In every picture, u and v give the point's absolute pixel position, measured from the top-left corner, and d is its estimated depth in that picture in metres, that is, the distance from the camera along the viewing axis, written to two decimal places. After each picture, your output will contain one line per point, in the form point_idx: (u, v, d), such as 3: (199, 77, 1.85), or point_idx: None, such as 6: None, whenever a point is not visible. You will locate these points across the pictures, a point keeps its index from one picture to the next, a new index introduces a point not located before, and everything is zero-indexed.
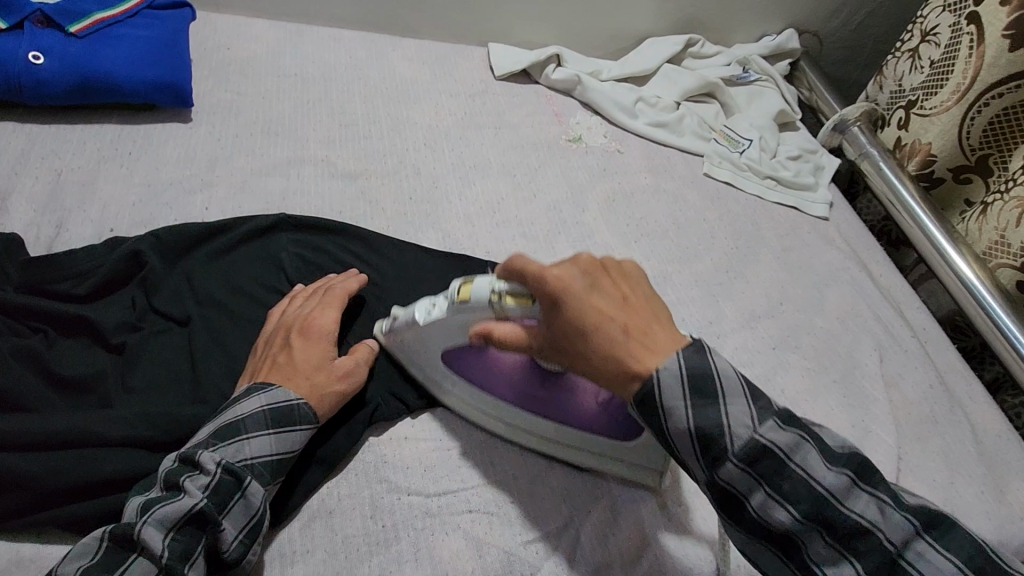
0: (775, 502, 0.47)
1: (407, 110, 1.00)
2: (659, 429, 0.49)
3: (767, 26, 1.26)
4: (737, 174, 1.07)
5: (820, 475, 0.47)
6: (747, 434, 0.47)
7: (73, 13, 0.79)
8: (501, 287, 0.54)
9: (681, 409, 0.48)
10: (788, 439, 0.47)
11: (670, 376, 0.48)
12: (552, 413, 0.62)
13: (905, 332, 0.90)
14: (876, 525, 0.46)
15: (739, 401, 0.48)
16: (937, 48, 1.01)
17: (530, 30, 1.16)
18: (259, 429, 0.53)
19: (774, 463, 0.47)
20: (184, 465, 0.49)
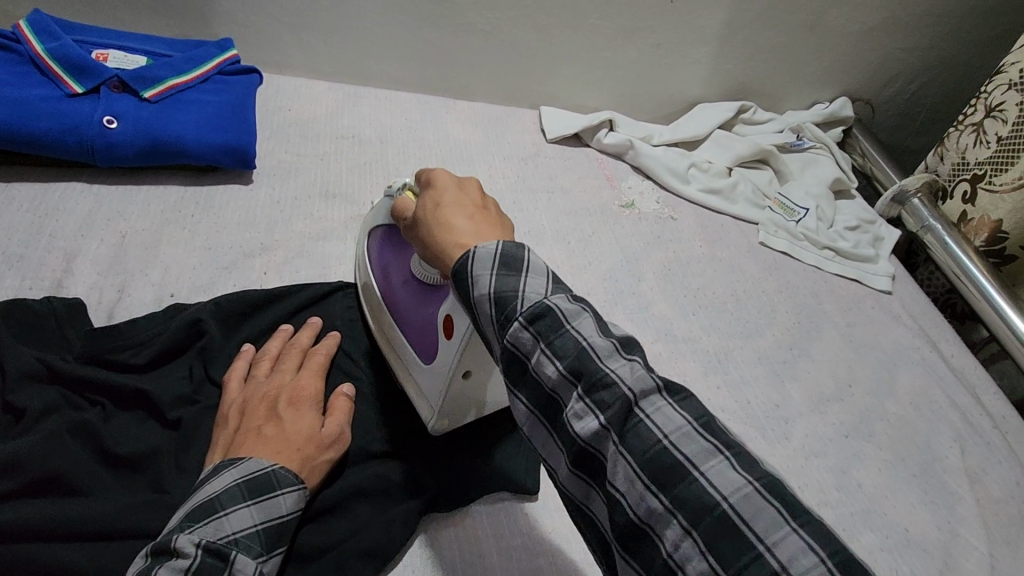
0: (546, 356, 0.39)
1: (459, 173, 1.00)
2: (467, 300, 0.43)
3: (819, 93, 1.25)
4: (794, 244, 1.04)
5: (670, 423, 0.36)
6: (537, 296, 0.40)
7: (149, 79, 0.81)
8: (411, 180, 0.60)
9: (527, 331, 0.40)
10: (604, 340, 0.39)
11: (485, 248, 0.42)
12: (410, 334, 0.65)
13: (984, 422, 0.85)
14: (623, 378, 0.37)
15: (540, 273, 0.42)
16: (1004, 124, 0.98)
17: (581, 95, 1.16)
18: (237, 501, 0.47)
19: (553, 321, 0.39)
20: (156, 556, 0.43)
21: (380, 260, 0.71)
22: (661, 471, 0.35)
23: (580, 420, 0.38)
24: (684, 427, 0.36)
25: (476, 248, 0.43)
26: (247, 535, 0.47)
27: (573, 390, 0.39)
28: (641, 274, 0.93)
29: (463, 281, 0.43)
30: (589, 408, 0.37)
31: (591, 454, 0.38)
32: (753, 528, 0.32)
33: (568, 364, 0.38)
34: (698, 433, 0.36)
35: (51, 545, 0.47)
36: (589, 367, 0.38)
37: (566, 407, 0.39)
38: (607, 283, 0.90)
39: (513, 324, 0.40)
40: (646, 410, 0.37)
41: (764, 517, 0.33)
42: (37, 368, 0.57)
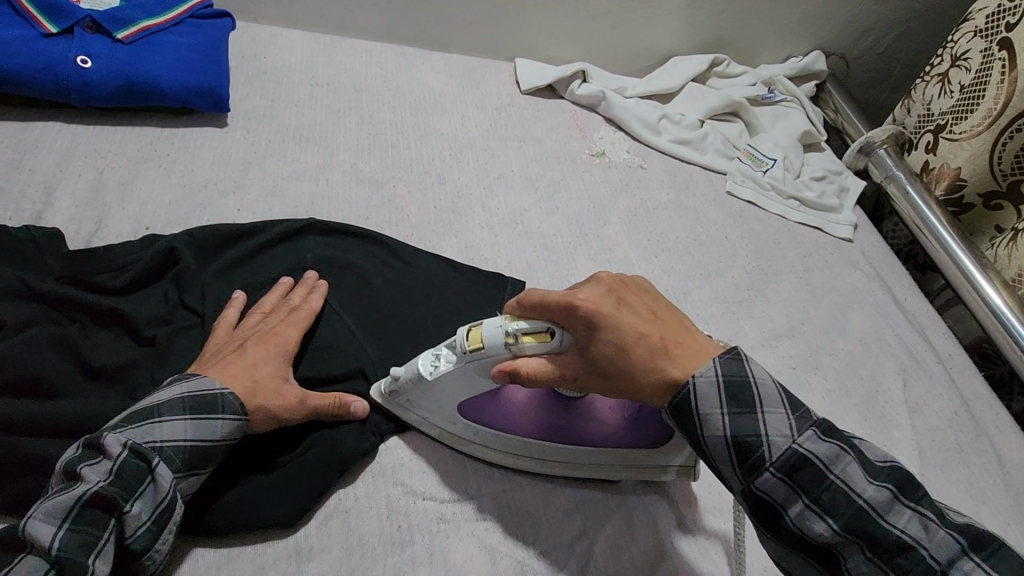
0: (815, 513, 0.46)
1: (433, 121, 1.02)
2: (695, 435, 0.51)
3: (794, 47, 1.26)
4: (760, 193, 1.07)
5: (861, 489, 0.46)
6: (784, 444, 0.48)
7: (122, 21, 0.83)
8: (517, 326, 0.53)
9: (778, 484, 0.47)
10: (820, 444, 0.47)
11: (712, 402, 0.50)
12: (590, 437, 0.61)
13: (929, 357, 0.88)
14: (847, 483, 0.46)
15: (774, 407, 0.49)
16: (967, 73, 1.00)
17: (558, 47, 1.18)
18: (175, 413, 0.52)
19: (812, 468, 0.46)
20: (86, 451, 0.48)
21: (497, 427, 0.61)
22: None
23: (812, 525, 0.46)
24: (920, 528, 0.46)
25: (697, 378, 0.50)
26: (176, 443, 0.51)
27: (797, 497, 0.47)
28: (607, 219, 0.96)
29: (675, 401, 0.50)
30: (817, 513, 0.46)
31: (826, 552, 0.47)
32: (951, 573, 0.45)
33: (786, 472, 0.47)
34: (964, 559, 0.45)
35: (31, 438, 0.52)
36: (810, 475, 0.46)
37: (791, 513, 0.47)
38: (573, 227, 0.93)
39: (720, 435, 0.49)
40: (952, 574, 0.45)
41: (959, 564, 0.45)
42: (15, 286, 0.60)
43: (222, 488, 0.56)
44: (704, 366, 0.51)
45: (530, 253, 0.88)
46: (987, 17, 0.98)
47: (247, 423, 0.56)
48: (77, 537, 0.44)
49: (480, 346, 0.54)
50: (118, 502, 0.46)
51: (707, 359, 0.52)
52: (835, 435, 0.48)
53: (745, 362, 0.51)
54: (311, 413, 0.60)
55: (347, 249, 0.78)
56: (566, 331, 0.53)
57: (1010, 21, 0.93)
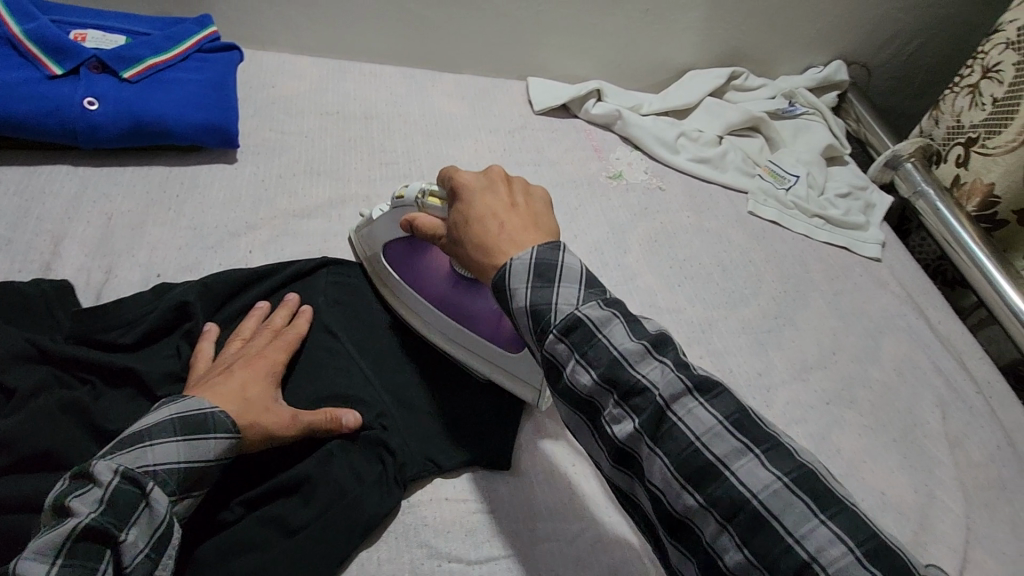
0: (625, 413, 0.45)
1: (446, 148, 1.00)
2: (506, 309, 0.50)
3: (813, 57, 1.23)
4: (784, 213, 1.04)
5: (660, 382, 0.44)
6: (568, 310, 0.47)
7: (128, 59, 0.81)
8: (428, 187, 0.64)
9: (522, 291, 0.49)
10: (637, 348, 0.45)
11: (521, 262, 0.49)
12: (466, 316, 0.71)
13: (968, 387, 0.85)
14: (653, 383, 0.44)
15: (572, 282, 0.48)
16: (1000, 85, 0.96)
17: (570, 65, 1.15)
18: (166, 435, 0.50)
19: (585, 333, 0.46)
20: (70, 484, 0.44)
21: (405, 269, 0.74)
22: (694, 468, 0.41)
23: (618, 424, 0.45)
24: (770, 482, 0.40)
25: (513, 262, 0.50)
26: (169, 466, 0.49)
27: (609, 396, 0.45)
28: (627, 247, 0.93)
29: (502, 293, 0.50)
30: (625, 411, 0.45)
31: (631, 454, 0.45)
32: (728, 463, 0.41)
33: (600, 373, 0.45)
34: (750, 457, 0.41)
35: None
36: (620, 375, 0.44)
37: (604, 411, 0.46)
38: (593, 256, 0.91)
39: (549, 336, 0.47)
40: (734, 467, 0.41)
41: (759, 470, 0.40)
42: (27, 349, 0.59)
43: (243, 558, 0.53)
44: (523, 251, 0.50)
45: None
46: (1020, 28, 0.94)
47: (240, 441, 0.54)
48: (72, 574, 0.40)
49: (402, 195, 0.67)
50: (114, 529, 0.43)
51: (533, 247, 0.51)
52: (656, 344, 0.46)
53: (586, 273, 0.49)
54: (303, 430, 0.59)
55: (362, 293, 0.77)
56: (449, 201, 0.61)
57: None
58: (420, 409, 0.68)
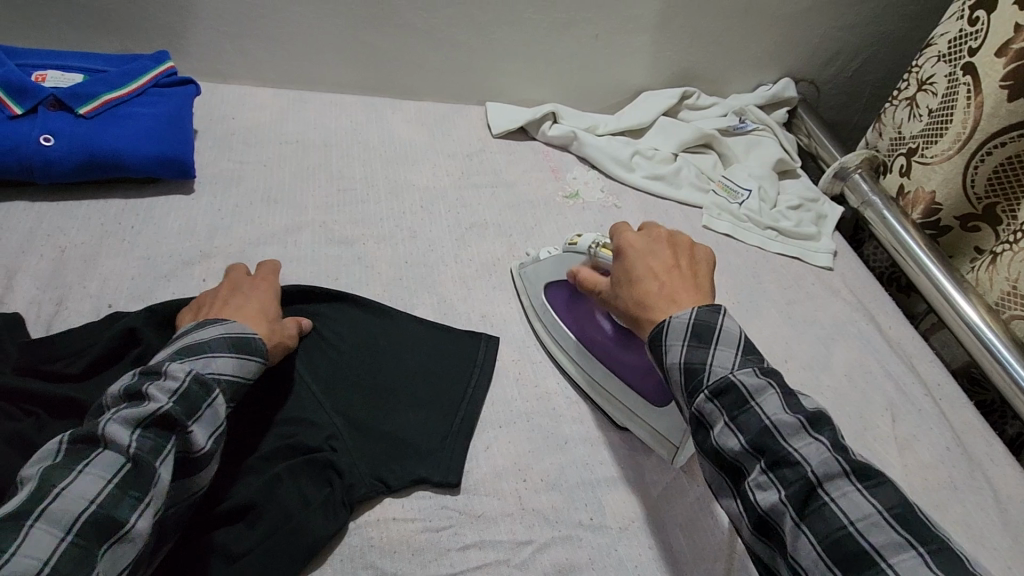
0: (769, 481, 0.48)
1: (404, 173, 1.02)
2: (660, 363, 0.56)
3: (763, 75, 1.27)
4: (738, 226, 1.06)
5: (809, 456, 0.47)
6: (723, 373, 0.52)
7: (83, 96, 0.83)
8: (602, 240, 0.74)
9: (678, 347, 0.55)
10: (790, 421, 0.49)
11: (680, 320, 0.56)
12: (608, 361, 0.76)
13: (918, 390, 0.87)
14: (807, 458, 0.47)
15: (729, 348, 0.54)
16: (934, 97, 1.00)
17: (527, 89, 1.18)
18: (223, 350, 0.59)
19: (737, 398, 0.51)
20: (147, 376, 0.53)
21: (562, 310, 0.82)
22: (846, 550, 0.43)
23: (762, 491, 0.48)
24: (906, 559, 0.42)
25: (672, 319, 0.56)
26: (227, 376, 0.58)
27: (756, 462, 0.49)
28: None
29: (658, 347, 0.57)
30: (771, 480, 0.48)
31: (770, 524, 0.48)
32: (871, 543, 0.43)
33: (749, 439, 0.49)
34: (910, 552, 0.42)
35: None
36: (771, 444, 0.49)
37: (750, 477, 0.49)
38: None
39: (700, 395, 0.52)
40: (889, 556, 0.42)
41: (901, 558, 0.42)
42: None
43: None
44: (683, 310, 0.57)
45: (504, 306, 0.87)
46: (949, 42, 0.98)
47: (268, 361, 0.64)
48: (149, 443, 0.49)
49: (577, 242, 0.77)
50: (183, 419, 0.51)
51: (692, 306, 0.58)
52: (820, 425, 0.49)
53: (743, 340, 0.55)
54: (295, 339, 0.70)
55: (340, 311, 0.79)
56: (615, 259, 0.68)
57: (971, 45, 0.93)
58: (372, 429, 0.68)
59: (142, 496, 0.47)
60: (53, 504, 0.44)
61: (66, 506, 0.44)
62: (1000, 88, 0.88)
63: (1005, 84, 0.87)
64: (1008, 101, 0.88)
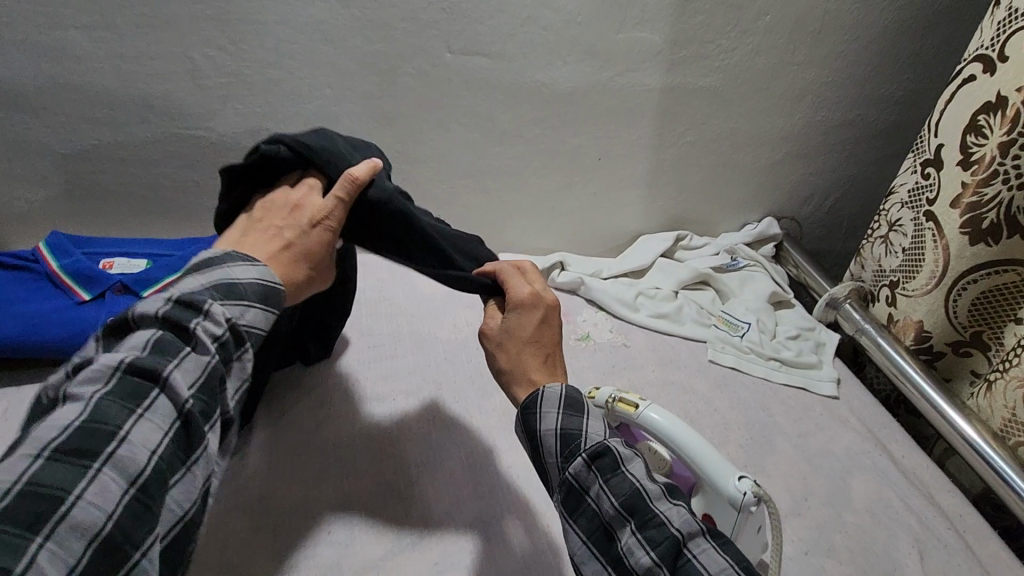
0: (639, 541, 0.56)
1: (427, 326, 1.11)
2: (534, 430, 0.64)
3: (747, 215, 1.40)
4: (741, 358, 1.13)
5: (672, 519, 0.56)
6: (597, 440, 0.62)
7: (149, 280, 0.93)
8: (618, 393, 0.77)
9: (553, 415, 0.64)
10: (654, 487, 0.59)
11: (552, 392, 0.65)
12: None
13: (940, 523, 0.88)
14: (671, 520, 0.56)
15: (597, 421, 0.64)
16: (905, 237, 1.11)
17: (535, 239, 1.31)
18: (255, 300, 0.66)
19: (612, 462, 0.60)
20: (188, 307, 0.60)
21: None
22: None
23: (635, 549, 0.56)
24: None
25: (545, 390, 0.66)
26: (256, 330, 0.66)
27: (627, 523, 0.57)
28: None
29: (533, 414, 0.65)
30: (641, 540, 0.56)
31: None
32: None
33: (622, 501, 0.57)
34: None
35: None
36: (639, 505, 0.57)
37: (622, 539, 0.57)
38: None
39: (578, 460, 0.61)
40: None
41: None
42: None
43: None
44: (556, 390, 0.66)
45: None
46: (908, 191, 1.10)
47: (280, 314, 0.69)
48: (199, 403, 0.58)
49: (594, 396, 0.79)
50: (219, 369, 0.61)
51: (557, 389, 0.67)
52: (673, 494, 0.60)
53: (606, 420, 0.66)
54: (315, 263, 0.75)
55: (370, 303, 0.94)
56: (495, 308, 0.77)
57: (928, 195, 1.05)
58: None
59: (184, 461, 0.56)
60: (118, 451, 0.52)
61: (86, 514, 0.49)
62: (960, 234, 0.98)
63: (965, 231, 0.98)
64: (971, 245, 0.97)
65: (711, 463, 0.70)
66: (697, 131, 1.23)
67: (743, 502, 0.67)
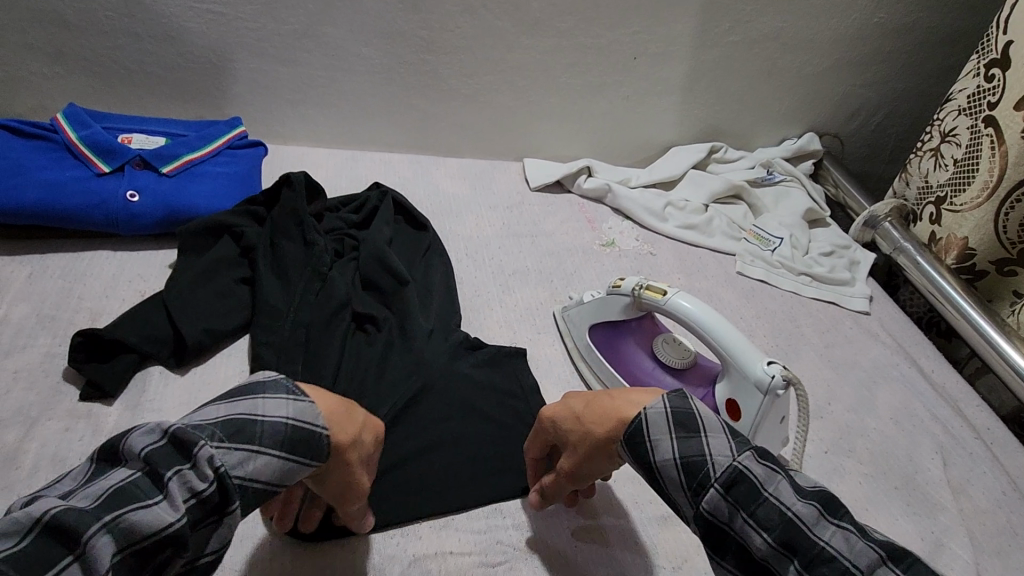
0: None
1: (450, 224, 1.08)
2: (647, 462, 0.50)
3: (787, 130, 1.33)
4: (771, 271, 1.09)
5: (838, 546, 0.41)
6: (726, 461, 0.46)
7: (167, 156, 0.92)
8: (644, 281, 0.75)
9: (664, 441, 0.49)
10: (804, 506, 0.43)
11: (656, 411, 0.51)
12: None
13: (967, 433, 0.86)
14: (841, 551, 0.41)
15: (718, 431, 0.49)
16: (958, 147, 1.04)
17: (562, 145, 1.26)
18: (272, 450, 0.46)
19: (750, 488, 0.44)
20: (173, 449, 0.42)
21: (605, 353, 0.82)
22: None
23: None
24: None
25: (647, 410, 0.51)
26: (258, 483, 0.46)
27: (789, 565, 0.42)
28: None
29: (641, 444, 0.51)
30: None
31: None
32: None
33: (775, 535, 0.42)
34: None
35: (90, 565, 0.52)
36: (799, 539, 0.41)
37: None
38: None
39: (708, 490, 0.46)
40: None
41: None
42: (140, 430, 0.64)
43: None
44: (653, 399, 0.52)
45: (549, 348, 0.90)
46: (968, 97, 1.02)
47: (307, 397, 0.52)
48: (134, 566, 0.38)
49: (620, 286, 0.77)
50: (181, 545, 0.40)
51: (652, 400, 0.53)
52: (833, 508, 0.44)
53: (726, 423, 0.50)
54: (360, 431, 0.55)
55: (412, 242, 0.96)
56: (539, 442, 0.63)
57: (990, 99, 0.98)
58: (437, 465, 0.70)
59: None
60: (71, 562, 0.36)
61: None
62: None
63: None
64: None
65: (738, 348, 0.68)
66: (742, 30, 1.15)
67: (771, 385, 0.65)
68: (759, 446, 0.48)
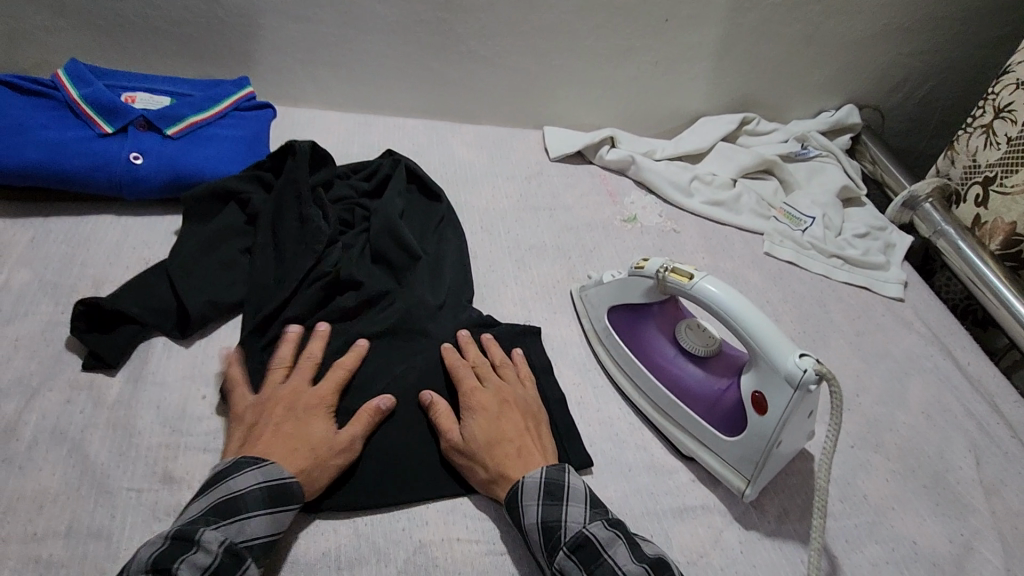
0: None
1: (465, 194, 1.03)
2: (518, 526, 0.59)
3: (825, 102, 1.25)
4: (801, 253, 1.03)
5: None
6: (576, 527, 0.57)
7: (171, 117, 0.88)
8: (669, 263, 0.71)
9: (532, 507, 0.59)
10: (636, 567, 0.53)
11: (532, 481, 0.60)
12: (677, 390, 0.73)
13: (1002, 431, 0.82)
14: None
15: (578, 501, 0.60)
16: (1013, 124, 0.97)
17: (584, 113, 1.20)
18: (259, 507, 0.55)
19: (591, 551, 0.55)
20: (176, 542, 0.48)
21: (624, 337, 0.79)
22: None
23: None
24: None
25: (524, 480, 0.61)
26: (262, 542, 0.54)
27: None
28: None
29: (514, 509, 0.60)
30: None
31: None
32: None
33: None
34: None
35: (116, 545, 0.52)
36: None
37: None
38: None
39: (558, 553, 0.55)
40: None
41: None
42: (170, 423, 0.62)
43: None
44: (534, 471, 0.62)
45: (565, 328, 0.86)
46: None
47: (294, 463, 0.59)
48: None
49: (644, 267, 0.74)
50: None
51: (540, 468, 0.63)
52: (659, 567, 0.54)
53: (589, 494, 0.61)
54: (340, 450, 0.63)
55: (424, 214, 0.93)
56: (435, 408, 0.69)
57: None
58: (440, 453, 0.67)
59: None
60: None
61: None
62: None
63: None
64: None
65: (768, 337, 0.64)
66: None
67: (802, 379, 0.61)
68: (611, 515, 0.59)
